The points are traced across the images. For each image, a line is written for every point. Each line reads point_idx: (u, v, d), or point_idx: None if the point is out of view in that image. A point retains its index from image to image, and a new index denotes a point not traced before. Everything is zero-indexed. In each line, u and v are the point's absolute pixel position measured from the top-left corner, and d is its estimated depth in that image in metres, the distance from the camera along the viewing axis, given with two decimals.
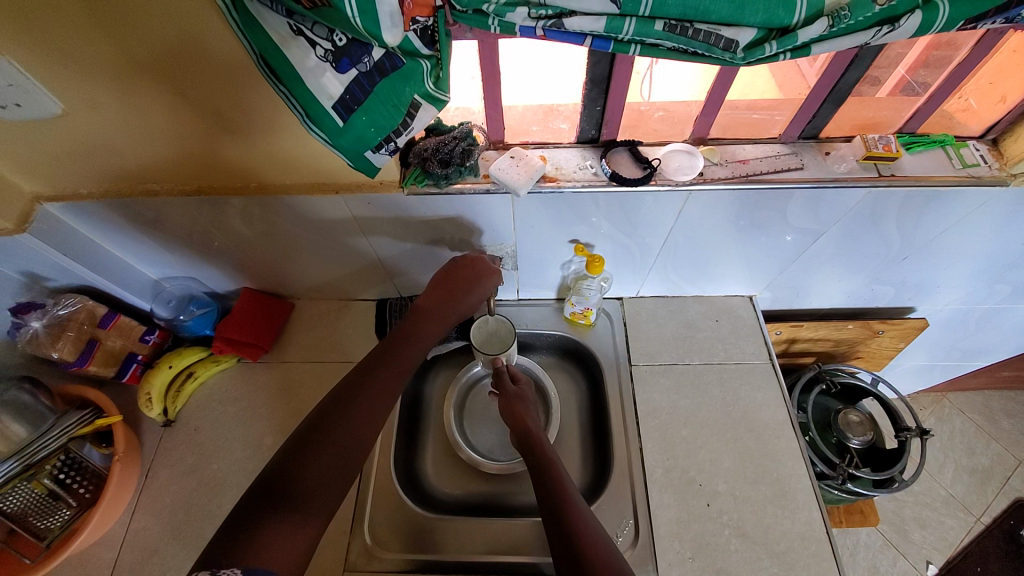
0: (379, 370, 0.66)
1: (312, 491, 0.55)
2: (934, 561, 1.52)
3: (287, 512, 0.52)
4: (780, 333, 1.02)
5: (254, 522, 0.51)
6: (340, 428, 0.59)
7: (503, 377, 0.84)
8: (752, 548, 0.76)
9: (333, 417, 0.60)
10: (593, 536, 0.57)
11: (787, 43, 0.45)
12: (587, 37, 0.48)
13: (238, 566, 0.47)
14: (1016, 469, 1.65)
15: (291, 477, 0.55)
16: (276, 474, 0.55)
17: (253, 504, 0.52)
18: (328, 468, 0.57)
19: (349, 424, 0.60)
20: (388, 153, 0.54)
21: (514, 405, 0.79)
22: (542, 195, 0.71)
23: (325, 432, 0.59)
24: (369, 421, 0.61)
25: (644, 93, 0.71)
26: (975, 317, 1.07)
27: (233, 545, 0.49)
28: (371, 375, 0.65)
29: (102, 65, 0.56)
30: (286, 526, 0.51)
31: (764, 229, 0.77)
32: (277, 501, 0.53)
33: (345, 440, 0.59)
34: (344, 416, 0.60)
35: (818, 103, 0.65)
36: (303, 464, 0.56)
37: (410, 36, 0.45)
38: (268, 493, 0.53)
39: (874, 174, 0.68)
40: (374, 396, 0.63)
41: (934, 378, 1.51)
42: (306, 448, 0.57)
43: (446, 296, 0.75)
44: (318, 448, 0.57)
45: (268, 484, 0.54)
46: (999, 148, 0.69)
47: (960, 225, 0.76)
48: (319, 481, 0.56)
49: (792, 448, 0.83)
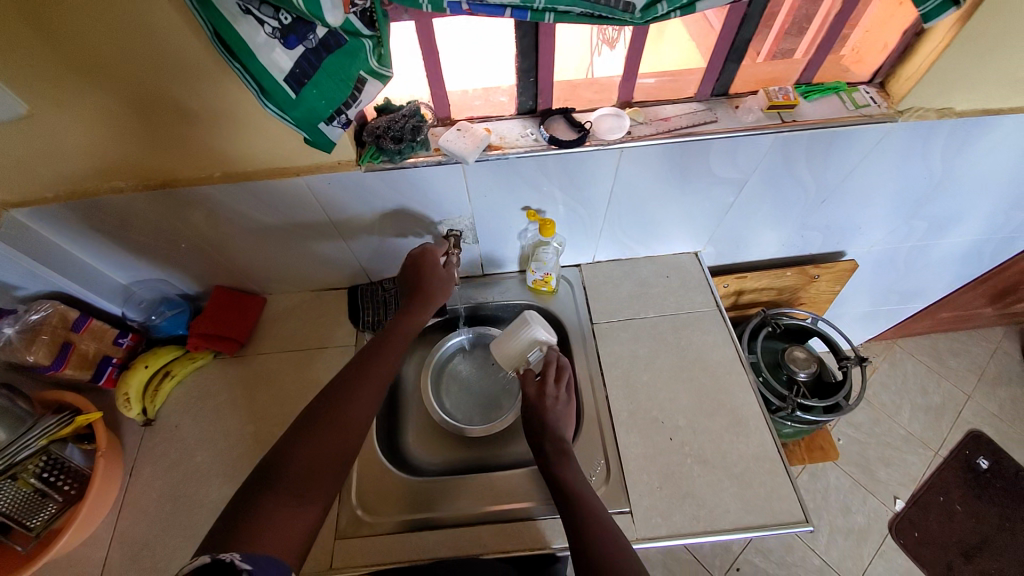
0: (365, 369, 0.71)
1: (305, 478, 0.60)
2: (900, 495, 1.63)
3: (288, 497, 0.58)
4: (727, 285, 1.12)
5: (251, 504, 0.56)
6: (331, 419, 0.65)
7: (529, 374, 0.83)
8: (713, 472, 0.82)
9: (324, 415, 0.65)
10: (604, 524, 0.64)
11: (675, 1, 0.53)
12: (507, 9, 0.55)
13: (239, 549, 0.52)
14: (965, 403, 1.79)
15: (283, 460, 0.60)
16: (279, 456, 0.61)
17: (250, 492, 0.57)
18: (317, 457, 0.62)
19: (348, 412, 0.66)
20: (341, 126, 0.59)
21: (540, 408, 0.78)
22: (490, 163, 0.77)
23: (328, 419, 0.65)
24: (356, 408, 0.66)
25: (590, 71, 0.80)
26: (903, 255, 1.19)
27: (238, 531, 0.53)
28: (358, 378, 0.69)
29: (65, 63, 0.60)
30: (284, 505, 0.57)
31: (694, 183, 0.85)
32: (268, 483, 0.58)
33: (338, 427, 0.64)
34: (329, 415, 0.65)
35: (722, 62, 0.74)
36: (298, 449, 0.61)
37: (350, 19, 0.50)
38: (263, 477, 0.59)
39: (778, 121, 0.77)
40: (365, 391, 0.68)
41: (880, 323, 1.63)
42: (304, 431, 0.63)
43: (416, 283, 0.81)
44: (319, 436, 0.63)
45: (268, 467, 0.60)
46: (885, 90, 0.79)
47: (864, 164, 0.86)
48: (309, 470, 0.60)
49: (742, 381, 0.91)
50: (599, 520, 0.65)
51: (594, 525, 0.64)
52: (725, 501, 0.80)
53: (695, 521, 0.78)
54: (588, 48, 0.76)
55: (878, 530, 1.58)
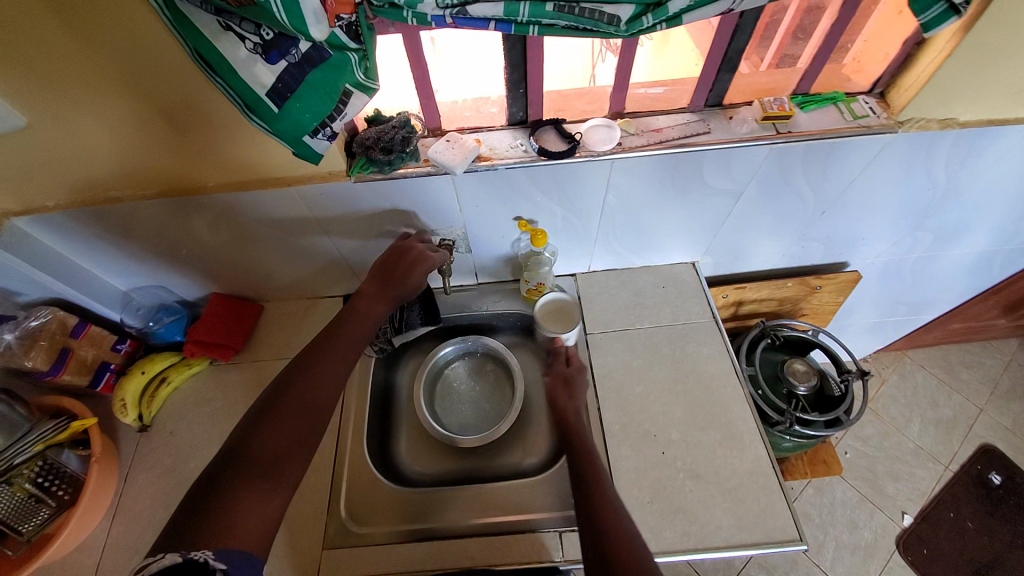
0: (331, 344, 0.71)
1: (280, 459, 0.61)
2: (909, 510, 1.59)
3: (259, 481, 0.58)
4: (726, 296, 1.10)
5: (227, 497, 0.56)
6: (295, 397, 0.65)
7: (557, 359, 0.87)
8: (705, 488, 0.81)
9: (289, 389, 0.66)
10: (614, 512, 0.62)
11: (660, 14, 0.52)
12: (491, 22, 0.54)
13: (209, 547, 0.52)
14: (978, 416, 1.74)
15: (256, 449, 0.60)
16: (244, 440, 0.61)
17: (218, 476, 0.58)
18: (284, 437, 0.62)
19: (315, 390, 0.66)
20: (327, 138, 0.59)
21: (557, 390, 0.81)
22: (479, 174, 0.77)
23: (295, 400, 0.65)
24: (324, 389, 0.67)
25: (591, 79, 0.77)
26: (909, 266, 1.16)
27: (203, 522, 0.54)
28: (324, 353, 0.70)
29: (63, 76, 0.61)
30: (252, 485, 0.57)
31: (688, 194, 0.84)
32: (249, 470, 0.58)
33: (306, 410, 0.65)
34: (294, 391, 0.66)
35: (714, 73, 0.74)
36: (263, 434, 0.61)
37: (337, 32, 0.51)
38: (227, 460, 0.59)
39: (773, 132, 0.76)
40: (330, 365, 0.69)
41: (889, 334, 1.60)
42: (267, 415, 0.63)
43: (385, 274, 0.80)
44: (285, 419, 0.63)
45: (232, 452, 0.60)
46: (886, 100, 0.77)
47: (865, 174, 0.84)
48: (281, 450, 0.61)
49: (738, 394, 0.89)
50: (613, 511, 0.63)
51: (608, 519, 0.62)
52: (718, 517, 0.78)
53: (686, 538, 0.77)
54: (590, 56, 0.73)
55: (885, 546, 1.54)
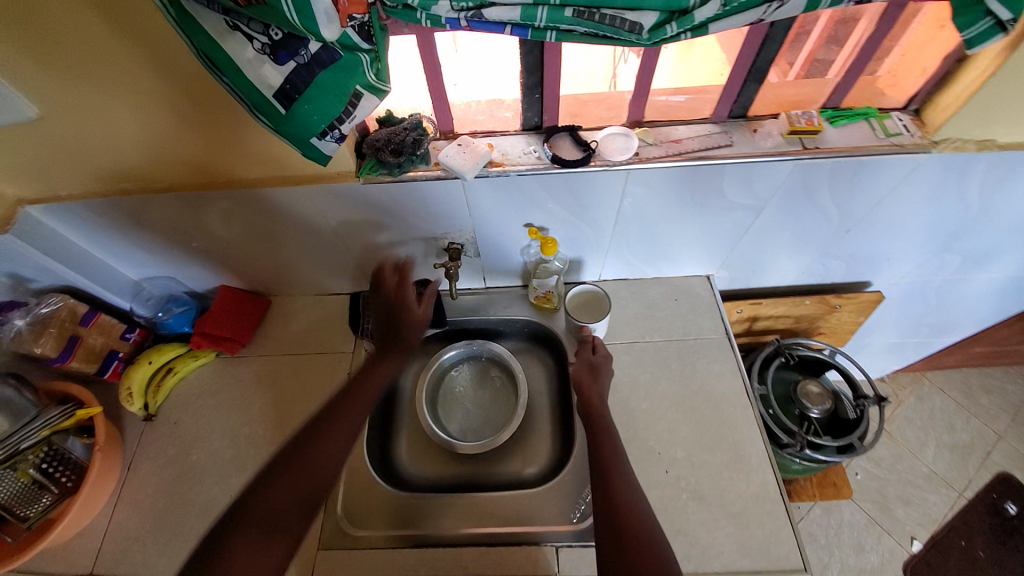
0: (340, 409, 0.72)
1: (284, 515, 0.62)
2: (918, 537, 1.54)
3: (261, 535, 0.59)
4: (740, 311, 1.07)
5: (230, 549, 0.57)
6: (302, 458, 0.66)
7: (585, 346, 0.88)
8: (708, 511, 0.78)
9: (297, 451, 0.67)
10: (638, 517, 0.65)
11: (685, 23, 0.50)
12: (507, 26, 0.52)
13: None
14: (996, 444, 1.67)
15: (262, 505, 0.61)
16: (251, 496, 0.62)
17: (223, 527, 0.59)
18: (290, 497, 0.63)
19: (322, 449, 0.67)
20: (335, 140, 0.58)
21: (583, 374, 0.83)
22: (490, 180, 0.75)
23: (302, 460, 0.66)
24: (330, 449, 0.68)
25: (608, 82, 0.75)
26: (933, 289, 1.11)
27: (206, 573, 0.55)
28: (333, 417, 0.71)
29: (76, 69, 0.61)
30: (253, 543, 0.59)
31: (706, 207, 0.81)
32: (253, 526, 0.60)
33: (312, 470, 0.65)
34: (303, 452, 0.67)
35: (740, 82, 0.70)
36: (269, 492, 0.62)
37: (348, 32, 0.49)
38: (233, 514, 0.60)
39: (799, 147, 0.72)
40: (338, 427, 0.70)
41: (907, 355, 1.55)
42: (275, 474, 0.64)
43: (387, 324, 0.80)
44: (292, 478, 0.64)
45: (238, 506, 0.61)
46: (921, 117, 0.73)
47: (895, 194, 0.79)
48: (285, 508, 0.62)
49: (747, 415, 0.87)
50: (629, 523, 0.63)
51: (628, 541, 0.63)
52: (720, 542, 0.76)
53: (686, 561, 0.75)
54: (611, 56, 0.70)
55: (891, 572, 1.49)
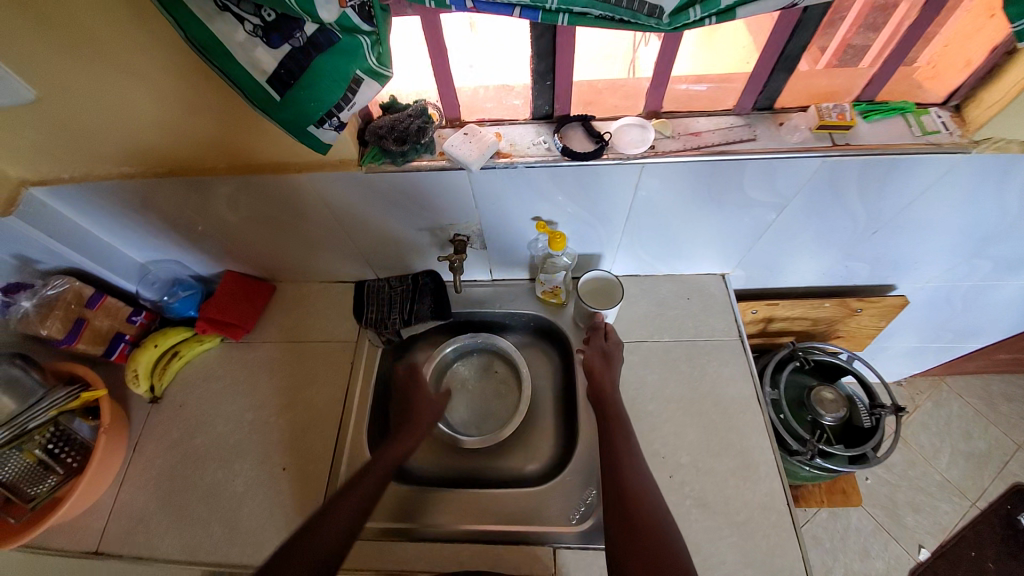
0: (360, 479, 0.72)
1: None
2: (927, 545, 1.50)
3: None
4: (755, 312, 1.03)
5: None
6: (324, 525, 0.65)
7: (596, 333, 0.86)
8: (712, 518, 0.76)
9: (318, 524, 0.65)
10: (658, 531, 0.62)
11: (710, 6, 0.46)
12: (516, 8, 0.48)
13: None
14: (1015, 453, 1.62)
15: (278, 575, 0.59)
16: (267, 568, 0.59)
17: None
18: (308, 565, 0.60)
19: (343, 518, 0.66)
20: (333, 128, 0.56)
21: (595, 364, 0.82)
22: (497, 171, 0.72)
23: (323, 529, 0.65)
24: (350, 515, 0.67)
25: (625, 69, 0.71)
26: (960, 295, 1.06)
27: None
28: (354, 488, 0.71)
29: (70, 49, 0.59)
30: None
31: (724, 204, 0.77)
32: None
33: (331, 538, 0.64)
34: (323, 521, 0.66)
35: (768, 72, 0.65)
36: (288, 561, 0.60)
37: (348, 12, 0.46)
38: None
39: (828, 143, 0.68)
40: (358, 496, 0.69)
41: (928, 360, 1.49)
42: (293, 545, 0.62)
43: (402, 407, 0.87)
44: (313, 546, 0.62)
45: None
46: (962, 115, 0.68)
47: (927, 196, 0.74)
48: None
49: (757, 421, 0.84)
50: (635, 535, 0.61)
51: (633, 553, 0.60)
52: (722, 551, 0.74)
53: None
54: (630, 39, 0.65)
55: None
